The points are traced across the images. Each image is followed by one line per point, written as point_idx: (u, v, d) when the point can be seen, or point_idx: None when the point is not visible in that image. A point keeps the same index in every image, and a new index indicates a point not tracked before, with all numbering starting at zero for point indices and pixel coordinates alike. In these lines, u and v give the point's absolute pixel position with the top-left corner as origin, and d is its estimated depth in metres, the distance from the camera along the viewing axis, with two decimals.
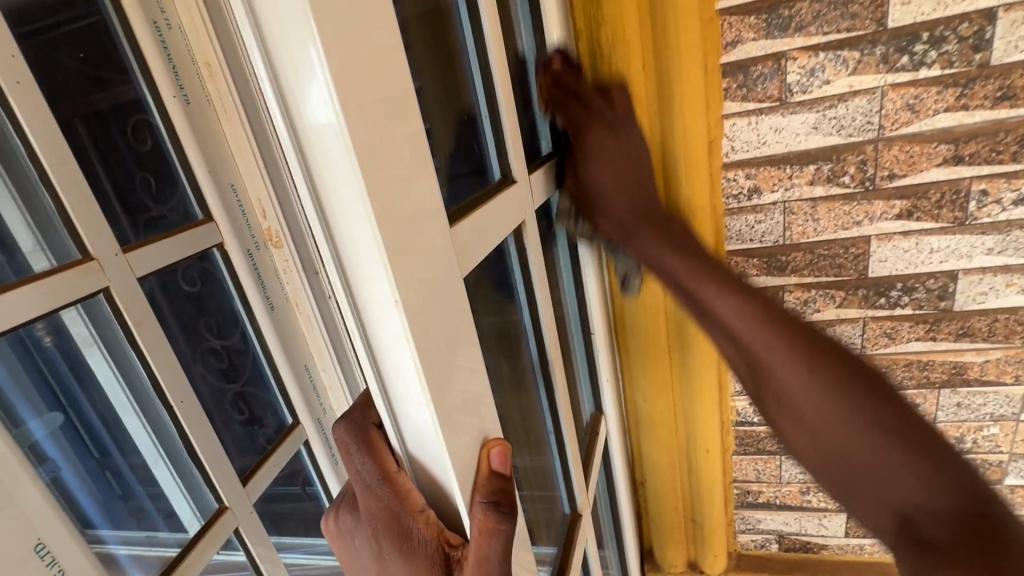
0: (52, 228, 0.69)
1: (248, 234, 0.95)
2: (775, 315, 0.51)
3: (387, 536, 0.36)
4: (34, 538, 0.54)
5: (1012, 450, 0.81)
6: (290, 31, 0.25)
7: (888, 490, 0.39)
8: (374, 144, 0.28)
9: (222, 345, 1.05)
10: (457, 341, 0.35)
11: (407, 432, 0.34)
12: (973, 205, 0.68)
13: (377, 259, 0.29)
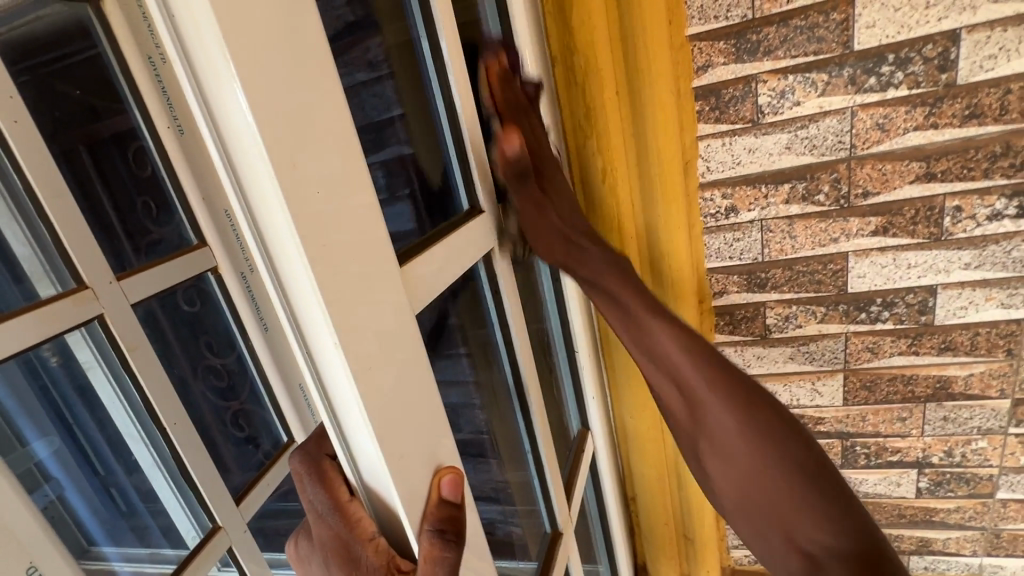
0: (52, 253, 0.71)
1: (242, 257, 0.99)
2: (732, 384, 0.54)
3: (339, 564, 0.37)
4: (27, 562, 0.57)
5: (1002, 464, 0.81)
6: (224, 92, 0.26)
7: (799, 533, 0.46)
8: (309, 189, 0.29)
9: (221, 363, 1.07)
10: (407, 372, 0.36)
11: (360, 465, 0.35)
12: (948, 220, 0.69)
13: (317, 297, 0.30)
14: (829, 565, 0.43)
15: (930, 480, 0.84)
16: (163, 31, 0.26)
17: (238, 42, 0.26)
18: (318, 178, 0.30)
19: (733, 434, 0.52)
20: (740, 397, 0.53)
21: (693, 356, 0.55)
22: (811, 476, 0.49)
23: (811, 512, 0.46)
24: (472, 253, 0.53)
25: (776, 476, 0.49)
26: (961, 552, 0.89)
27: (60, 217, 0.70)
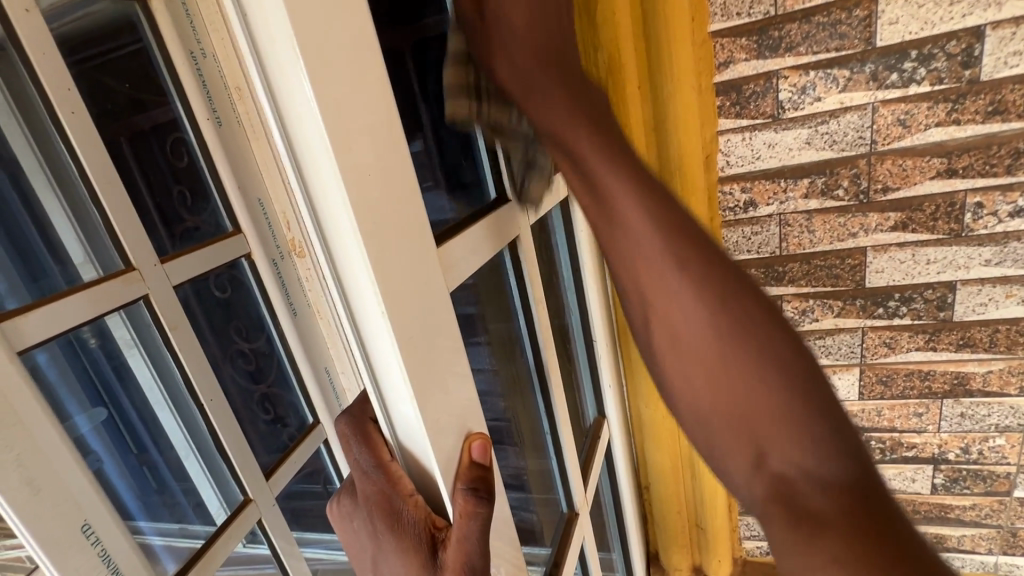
0: (100, 243, 0.77)
1: (274, 244, 1.04)
2: (704, 264, 0.42)
3: (380, 517, 0.41)
4: (82, 520, 0.62)
5: (1020, 462, 0.81)
6: (294, 89, 0.31)
7: (771, 448, 0.37)
8: (363, 180, 0.33)
9: (249, 348, 1.11)
10: (445, 347, 0.41)
11: (399, 428, 0.39)
12: (969, 217, 0.69)
13: (367, 274, 0.34)
14: (812, 498, 0.34)
15: (946, 476, 0.85)
16: (244, 41, 0.30)
17: (308, 47, 0.30)
18: (371, 169, 0.34)
19: (698, 312, 0.41)
20: (700, 263, 0.42)
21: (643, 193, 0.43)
22: (807, 402, 0.37)
23: (798, 433, 0.36)
24: (499, 243, 0.56)
25: (754, 384, 0.38)
26: (976, 549, 0.89)
27: (113, 204, 0.75)
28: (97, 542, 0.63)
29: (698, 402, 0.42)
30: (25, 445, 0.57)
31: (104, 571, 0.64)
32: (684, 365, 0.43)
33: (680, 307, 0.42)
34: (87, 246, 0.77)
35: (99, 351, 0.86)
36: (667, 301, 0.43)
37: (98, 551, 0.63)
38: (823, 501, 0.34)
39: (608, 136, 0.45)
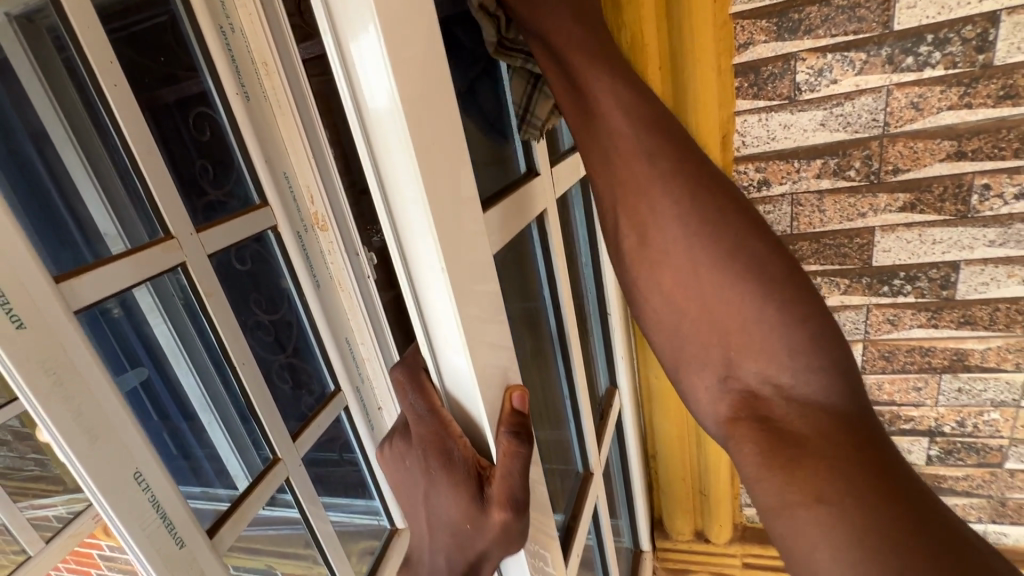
0: (129, 217, 0.82)
1: (297, 216, 1.05)
2: (704, 194, 0.45)
3: (432, 457, 0.46)
4: (134, 468, 0.67)
5: (1012, 435, 0.85)
6: (371, 69, 0.34)
7: (748, 351, 0.42)
8: (430, 157, 0.38)
9: (269, 318, 1.15)
10: (488, 303, 0.47)
11: (447, 373, 0.45)
12: (976, 199, 0.72)
13: (430, 241, 0.39)
14: (784, 414, 0.39)
15: (941, 448, 0.90)
16: (327, 25, 0.34)
17: (390, 34, 0.34)
18: (436, 147, 0.39)
19: (687, 248, 0.45)
20: (718, 213, 0.44)
21: (683, 219, 0.45)
22: (792, 313, 0.41)
23: (787, 356, 0.40)
24: (528, 208, 0.64)
25: (752, 317, 0.42)
26: (967, 518, 0.95)
27: (155, 178, 0.78)
28: (147, 489, 0.68)
29: (672, 315, 0.47)
30: (83, 398, 0.62)
31: (154, 516, 0.69)
32: (659, 281, 0.47)
33: (669, 242, 0.45)
34: (116, 222, 0.82)
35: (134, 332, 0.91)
36: (655, 223, 0.46)
37: (148, 497, 0.68)
38: (800, 422, 0.38)
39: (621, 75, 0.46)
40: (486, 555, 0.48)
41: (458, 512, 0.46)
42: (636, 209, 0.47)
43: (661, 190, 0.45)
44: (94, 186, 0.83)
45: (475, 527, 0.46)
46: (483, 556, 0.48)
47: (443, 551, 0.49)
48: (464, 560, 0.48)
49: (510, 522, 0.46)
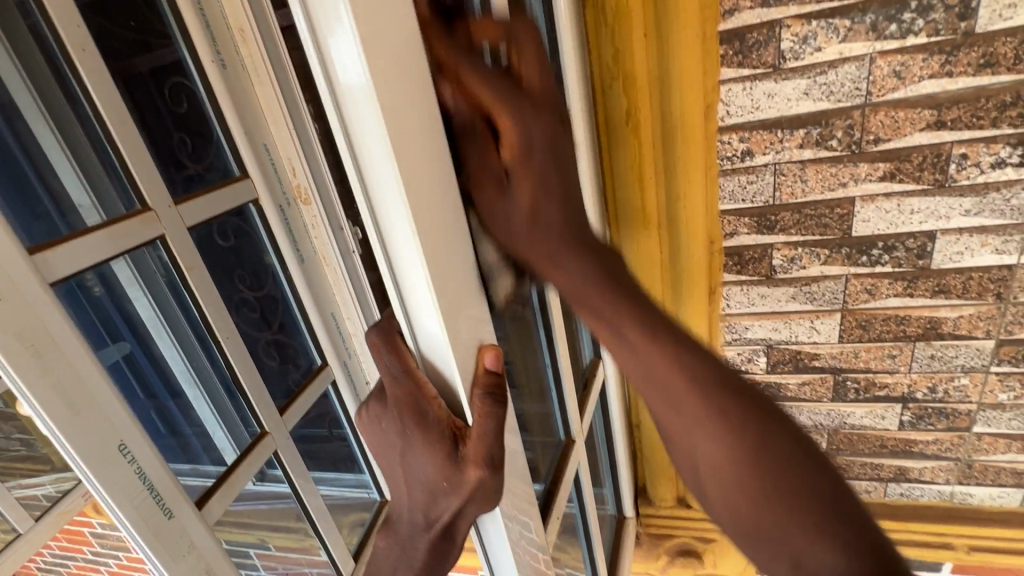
0: (102, 186, 0.79)
1: (280, 189, 1.04)
2: (709, 385, 0.48)
3: (409, 416, 0.49)
4: (118, 440, 0.66)
5: (979, 400, 0.93)
6: (340, 38, 0.35)
7: (785, 530, 0.42)
8: (400, 124, 0.38)
9: (253, 296, 1.12)
10: (467, 271, 0.48)
11: (422, 342, 0.46)
12: (954, 167, 0.76)
13: (402, 208, 0.40)
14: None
15: (913, 414, 0.97)
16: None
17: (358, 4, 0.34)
18: (407, 114, 0.39)
19: (705, 442, 0.47)
20: (719, 387, 0.47)
21: (687, 376, 0.48)
22: (806, 480, 0.43)
23: (814, 527, 0.41)
24: None
25: (768, 482, 0.43)
26: (935, 480, 1.03)
27: (127, 146, 0.76)
28: (133, 460, 0.68)
29: (711, 478, 0.47)
30: (64, 370, 0.61)
31: (142, 487, 0.69)
32: (683, 443, 0.49)
33: (699, 448, 0.47)
34: (90, 193, 0.79)
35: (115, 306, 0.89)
36: (674, 430, 0.49)
37: (133, 468, 0.68)
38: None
39: (591, 257, 0.52)
40: (460, 512, 0.50)
41: (435, 467, 0.49)
42: (648, 388, 0.50)
43: (650, 347, 0.49)
44: (66, 159, 0.79)
45: (450, 483, 0.48)
46: (460, 513, 0.51)
47: (421, 509, 0.52)
48: (442, 515, 0.51)
49: (484, 478, 0.48)
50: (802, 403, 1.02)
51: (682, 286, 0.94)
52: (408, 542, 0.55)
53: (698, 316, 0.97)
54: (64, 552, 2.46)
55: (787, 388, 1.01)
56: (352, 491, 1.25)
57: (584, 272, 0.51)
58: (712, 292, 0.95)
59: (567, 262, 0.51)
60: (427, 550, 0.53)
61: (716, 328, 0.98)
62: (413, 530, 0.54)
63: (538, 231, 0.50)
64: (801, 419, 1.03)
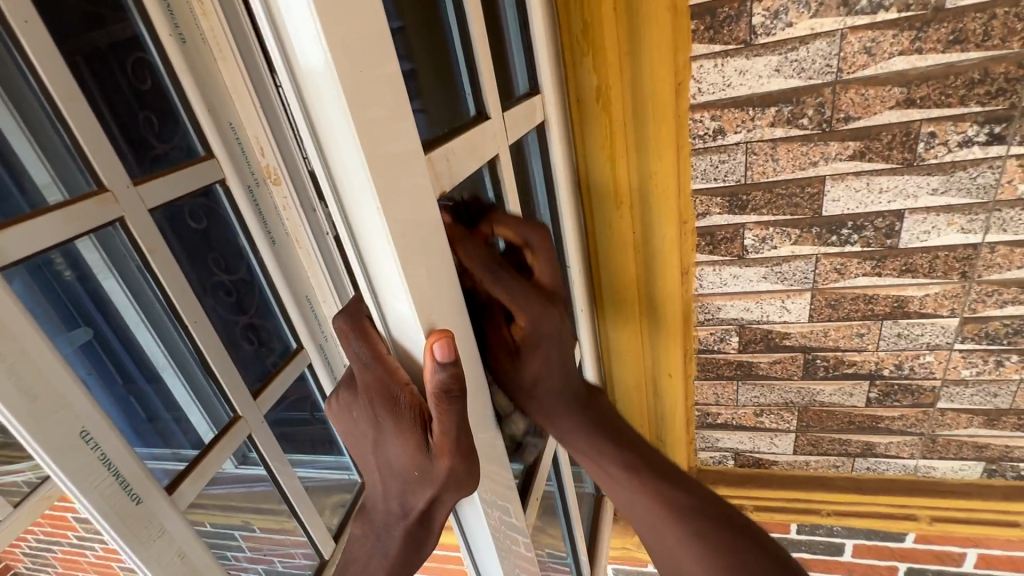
0: (58, 159, 0.74)
1: (248, 171, 1.00)
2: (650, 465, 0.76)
3: (380, 405, 0.49)
4: (81, 426, 0.63)
5: (943, 376, 0.95)
6: (298, 21, 0.36)
7: None
8: (363, 106, 0.40)
9: (230, 280, 1.09)
10: (434, 249, 0.50)
11: (392, 320, 0.48)
12: (922, 146, 0.76)
13: (368, 187, 0.42)
14: None
15: (880, 391, 0.99)
16: None
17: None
18: (371, 98, 0.41)
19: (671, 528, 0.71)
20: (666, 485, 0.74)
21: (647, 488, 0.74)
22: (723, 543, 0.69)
23: None
24: (479, 155, 0.63)
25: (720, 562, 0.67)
26: (900, 455, 1.06)
27: (78, 122, 0.72)
28: (96, 447, 0.65)
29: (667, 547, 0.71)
30: (14, 354, 0.57)
31: (107, 475, 0.66)
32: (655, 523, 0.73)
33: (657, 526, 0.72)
34: (49, 167, 0.75)
35: (80, 283, 0.84)
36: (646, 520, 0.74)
37: (97, 455, 0.65)
38: None
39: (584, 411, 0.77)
40: (436, 499, 0.52)
41: (408, 455, 0.50)
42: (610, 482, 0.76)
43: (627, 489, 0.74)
44: (19, 129, 0.73)
45: (423, 471, 0.50)
46: (436, 500, 0.52)
47: (397, 496, 0.53)
48: (418, 502, 0.52)
49: (456, 466, 0.50)
50: (772, 381, 1.03)
51: (656, 267, 0.94)
52: (383, 531, 0.55)
53: (672, 298, 0.97)
54: (46, 537, 2.46)
55: (758, 367, 1.02)
56: (330, 473, 1.23)
57: (574, 421, 0.76)
58: (686, 272, 0.95)
59: (560, 418, 0.76)
60: (403, 538, 0.54)
61: (689, 308, 0.99)
62: (389, 518, 0.54)
63: (536, 393, 0.72)
64: (772, 397, 1.05)
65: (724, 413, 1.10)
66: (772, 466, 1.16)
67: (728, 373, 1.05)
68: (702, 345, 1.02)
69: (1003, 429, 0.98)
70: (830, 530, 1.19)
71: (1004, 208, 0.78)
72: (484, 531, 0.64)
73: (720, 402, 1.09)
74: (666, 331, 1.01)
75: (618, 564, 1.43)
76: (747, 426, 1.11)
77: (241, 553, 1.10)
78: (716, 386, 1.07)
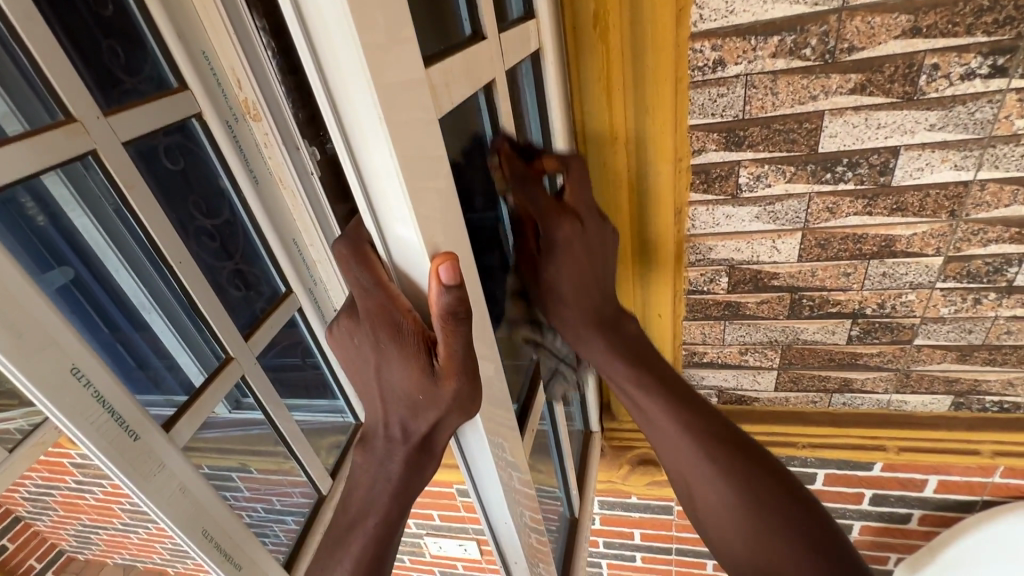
0: (15, 86, 0.66)
1: (225, 105, 0.93)
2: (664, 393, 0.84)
3: (384, 331, 0.50)
4: (70, 362, 0.62)
5: (923, 314, 0.98)
6: None
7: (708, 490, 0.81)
8: (362, 8, 0.37)
9: (213, 225, 1.01)
10: (435, 174, 0.48)
11: (394, 247, 0.47)
12: (924, 79, 0.76)
13: (370, 103, 0.40)
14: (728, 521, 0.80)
15: (861, 329, 1.02)
16: None
17: None
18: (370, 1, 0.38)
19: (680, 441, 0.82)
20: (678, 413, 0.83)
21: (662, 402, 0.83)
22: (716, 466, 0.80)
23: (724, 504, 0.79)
24: (475, 80, 0.61)
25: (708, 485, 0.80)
26: (875, 390, 1.11)
27: (36, 43, 0.65)
28: (88, 384, 0.64)
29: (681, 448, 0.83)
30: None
31: (100, 410, 0.66)
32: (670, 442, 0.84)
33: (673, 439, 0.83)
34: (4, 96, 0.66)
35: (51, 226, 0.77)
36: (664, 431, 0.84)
37: (89, 391, 0.65)
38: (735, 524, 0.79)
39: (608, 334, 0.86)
40: (438, 424, 0.54)
41: (411, 379, 0.51)
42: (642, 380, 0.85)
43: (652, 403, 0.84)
44: None
45: (427, 395, 0.51)
46: (438, 424, 0.54)
47: (399, 421, 0.55)
48: (420, 426, 0.54)
49: (460, 388, 0.51)
50: (759, 321, 1.06)
51: (649, 206, 0.94)
52: (384, 457, 0.57)
53: (665, 238, 0.97)
54: (44, 482, 2.53)
55: (746, 307, 1.04)
56: (327, 416, 1.25)
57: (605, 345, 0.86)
58: (679, 212, 0.95)
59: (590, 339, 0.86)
60: (404, 462, 0.56)
61: (682, 250, 0.99)
62: (390, 443, 0.56)
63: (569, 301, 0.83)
64: (757, 335, 1.08)
65: (711, 352, 1.13)
66: (754, 402, 1.21)
67: (716, 314, 1.07)
68: (692, 286, 1.04)
69: (974, 364, 1.03)
70: (804, 462, 1.26)
71: (999, 144, 0.79)
72: (491, 465, 0.67)
73: (707, 342, 1.12)
74: (658, 270, 1.02)
75: (604, 496, 1.51)
76: (732, 364, 1.14)
77: (239, 493, 1.06)
78: (705, 326, 1.10)
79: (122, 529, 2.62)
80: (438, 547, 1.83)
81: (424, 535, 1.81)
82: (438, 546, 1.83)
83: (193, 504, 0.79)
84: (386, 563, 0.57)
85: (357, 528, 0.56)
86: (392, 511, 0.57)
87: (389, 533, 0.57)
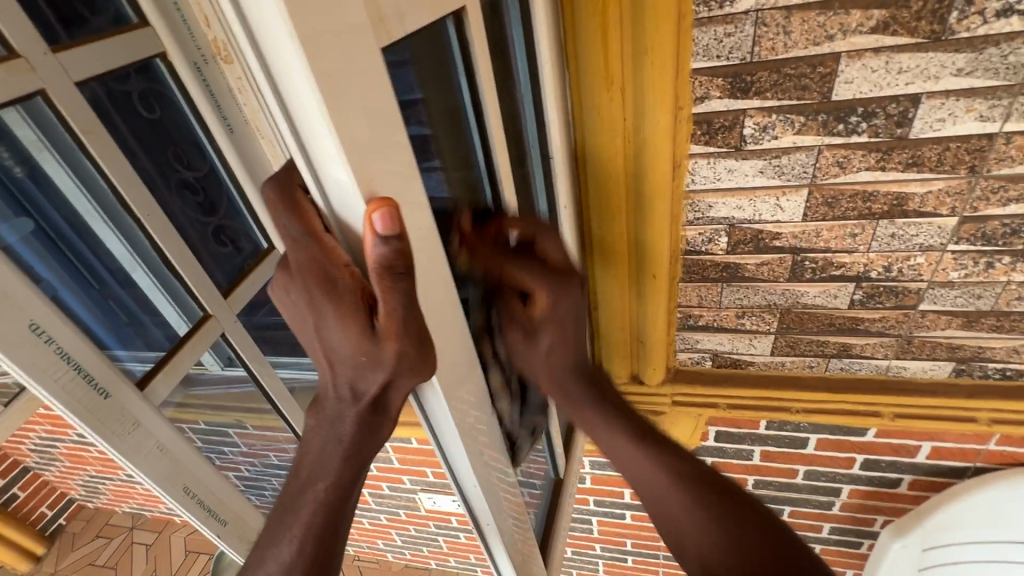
0: None
1: (192, 44, 0.83)
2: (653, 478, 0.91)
3: (317, 287, 0.46)
4: (27, 319, 0.56)
5: (931, 279, 0.93)
6: None
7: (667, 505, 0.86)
8: None
9: (194, 177, 0.94)
10: (376, 107, 0.42)
11: (331, 191, 0.42)
12: (954, 17, 0.69)
13: (277, 15, 0.33)
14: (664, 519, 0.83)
15: (864, 293, 0.98)
16: None
17: None
18: None
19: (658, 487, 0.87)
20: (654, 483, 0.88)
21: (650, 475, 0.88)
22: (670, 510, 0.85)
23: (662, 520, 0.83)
24: (438, 7, 0.54)
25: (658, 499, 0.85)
26: (875, 355, 1.08)
27: None
28: (50, 340, 0.58)
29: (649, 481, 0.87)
30: None
31: (67, 368, 0.60)
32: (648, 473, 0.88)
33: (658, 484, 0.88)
34: None
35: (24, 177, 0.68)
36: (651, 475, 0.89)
37: (53, 349, 0.59)
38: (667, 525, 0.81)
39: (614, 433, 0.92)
40: (388, 385, 0.51)
41: (352, 339, 0.48)
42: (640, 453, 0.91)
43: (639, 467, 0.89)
44: None
45: (371, 356, 0.48)
46: (389, 385, 0.51)
47: (348, 382, 0.52)
48: (367, 387, 0.51)
49: (405, 349, 0.48)
50: (758, 283, 1.01)
51: (645, 159, 0.87)
52: (335, 419, 0.54)
53: (662, 195, 0.91)
54: (49, 435, 2.58)
55: (745, 270, 1.00)
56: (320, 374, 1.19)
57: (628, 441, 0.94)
58: (678, 164, 0.89)
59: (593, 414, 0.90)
60: (355, 424, 0.53)
61: (679, 206, 0.94)
62: (340, 405, 0.53)
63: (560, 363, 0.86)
64: (756, 299, 1.04)
65: (706, 315, 1.10)
66: (749, 366, 1.18)
67: (712, 276, 1.03)
68: (689, 246, 0.99)
69: (980, 330, 0.99)
70: (797, 426, 1.25)
71: None
72: (453, 427, 0.64)
73: (702, 305, 1.09)
74: (653, 231, 0.96)
75: (595, 457, 1.52)
76: (728, 328, 1.11)
77: (235, 449, 1.07)
78: (701, 288, 1.06)
79: (128, 480, 2.69)
80: (432, 502, 1.87)
81: (418, 491, 1.84)
82: (432, 502, 1.86)
83: (171, 462, 0.77)
84: (337, 530, 0.55)
85: (307, 494, 0.55)
86: (343, 478, 0.55)
87: (341, 499, 0.55)
